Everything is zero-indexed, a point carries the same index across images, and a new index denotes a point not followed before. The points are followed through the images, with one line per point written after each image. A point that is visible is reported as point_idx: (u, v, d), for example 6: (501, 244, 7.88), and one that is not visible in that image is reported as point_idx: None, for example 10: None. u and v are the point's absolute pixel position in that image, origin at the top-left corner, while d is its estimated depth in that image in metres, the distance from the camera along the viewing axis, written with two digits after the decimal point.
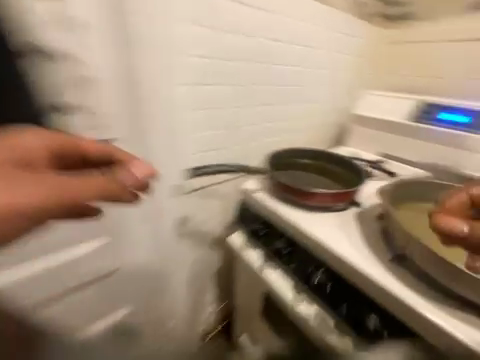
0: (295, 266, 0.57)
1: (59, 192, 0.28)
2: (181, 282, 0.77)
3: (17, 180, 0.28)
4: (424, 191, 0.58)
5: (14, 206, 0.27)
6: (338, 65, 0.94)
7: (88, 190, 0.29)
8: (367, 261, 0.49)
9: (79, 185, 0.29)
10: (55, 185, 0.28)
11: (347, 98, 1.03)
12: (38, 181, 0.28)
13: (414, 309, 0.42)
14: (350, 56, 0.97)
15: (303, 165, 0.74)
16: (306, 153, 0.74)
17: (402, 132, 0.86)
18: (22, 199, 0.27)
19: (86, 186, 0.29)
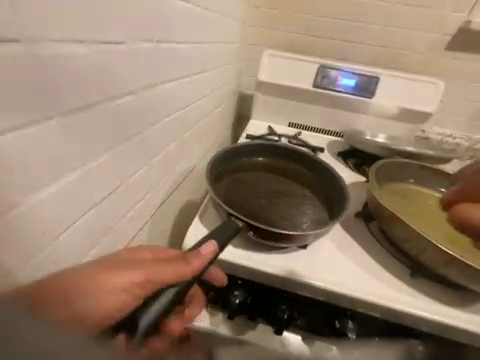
0: (301, 321, 0.41)
1: (121, 288, 0.26)
2: None
3: (116, 270, 0.27)
4: (399, 171, 0.53)
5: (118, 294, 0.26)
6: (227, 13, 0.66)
7: (129, 291, 0.26)
8: (378, 284, 0.40)
9: (145, 279, 0.27)
10: (140, 276, 0.27)
11: (240, 61, 0.82)
12: (114, 281, 0.26)
13: (448, 324, 0.36)
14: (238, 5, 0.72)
15: (255, 173, 0.53)
16: (264, 150, 0.55)
17: (310, 101, 0.77)
18: (121, 285, 0.26)
19: (150, 279, 0.27)
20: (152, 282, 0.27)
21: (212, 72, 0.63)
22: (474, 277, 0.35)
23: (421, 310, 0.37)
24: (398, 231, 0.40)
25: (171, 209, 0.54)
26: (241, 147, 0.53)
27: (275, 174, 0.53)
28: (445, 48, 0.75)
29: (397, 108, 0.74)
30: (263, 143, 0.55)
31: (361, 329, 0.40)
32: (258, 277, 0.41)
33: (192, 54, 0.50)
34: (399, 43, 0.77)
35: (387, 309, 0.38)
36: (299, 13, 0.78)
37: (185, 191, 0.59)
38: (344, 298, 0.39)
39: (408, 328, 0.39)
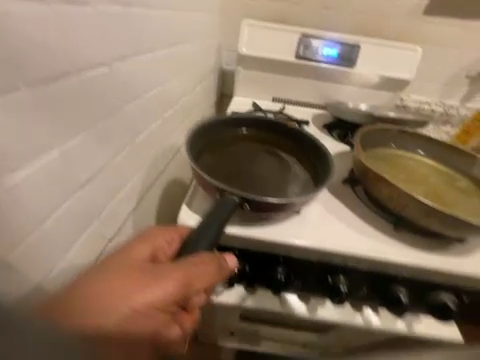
0: (298, 282, 0.43)
1: (156, 301, 0.27)
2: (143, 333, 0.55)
3: (142, 285, 0.27)
4: (382, 137, 0.55)
5: (153, 307, 0.26)
6: None
7: (166, 302, 0.27)
8: (368, 240, 0.43)
9: (181, 283, 0.28)
10: (174, 284, 0.28)
11: (219, 33, 0.78)
12: (148, 296, 0.26)
13: (432, 268, 0.41)
14: None
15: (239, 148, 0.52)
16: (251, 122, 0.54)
17: (293, 73, 0.76)
18: (156, 297, 0.27)
19: (185, 282, 0.28)
20: (186, 290, 0.29)
21: (191, 45, 0.60)
22: (451, 224, 0.39)
23: (406, 259, 0.41)
24: (384, 191, 0.42)
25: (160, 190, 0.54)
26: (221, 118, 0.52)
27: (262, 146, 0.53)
28: (422, 12, 0.76)
29: (378, 77, 0.75)
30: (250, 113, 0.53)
31: (355, 285, 0.43)
32: (254, 246, 0.42)
33: (167, 23, 0.47)
34: (378, 9, 0.76)
35: (376, 261, 0.41)
36: None
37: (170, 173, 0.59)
38: (337, 255, 0.42)
39: (399, 278, 0.42)
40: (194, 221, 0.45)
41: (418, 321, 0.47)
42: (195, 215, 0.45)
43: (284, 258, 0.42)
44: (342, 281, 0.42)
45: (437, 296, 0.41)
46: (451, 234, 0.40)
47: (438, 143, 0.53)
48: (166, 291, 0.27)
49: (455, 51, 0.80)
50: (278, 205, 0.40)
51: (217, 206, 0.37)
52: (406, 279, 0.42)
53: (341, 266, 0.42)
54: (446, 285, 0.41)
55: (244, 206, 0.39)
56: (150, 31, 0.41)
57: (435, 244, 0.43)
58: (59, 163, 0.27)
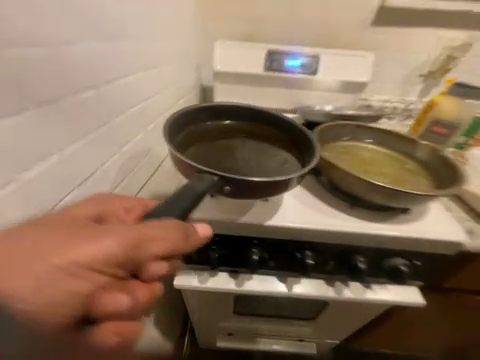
0: (273, 262, 0.50)
1: (103, 254, 0.25)
2: None
3: (91, 236, 0.26)
4: (338, 131, 0.62)
5: (100, 260, 0.25)
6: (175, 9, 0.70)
7: (112, 257, 0.26)
8: (331, 218, 0.49)
9: (133, 241, 0.27)
10: (128, 240, 0.27)
11: (194, 54, 0.87)
12: (95, 247, 0.25)
13: (389, 237, 0.46)
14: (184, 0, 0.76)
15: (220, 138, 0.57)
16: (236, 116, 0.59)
17: (263, 84, 0.85)
18: (105, 249, 0.26)
19: (138, 240, 0.27)
20: (139, 247, 0.27)
21: (170, 67, 0.68)
22: (397, 196, 0.46)
23: (364, 231, 0.47)
24: (339, 173, 0.49)
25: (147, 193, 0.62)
26: (204, 112, 0.56)
27: (248, 139, 0.58)
28: (370, 24, 0.87)
29: (339, 81, 0.84)
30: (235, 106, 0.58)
31: (323, 261, 0.50)
32: (227, 230, 0.47)
33: (146, 51, 0.55)
34: (334, 24, 0.87)
35: (338, 236, 0.47)
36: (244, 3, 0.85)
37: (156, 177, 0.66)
38: (305, 235, 0.47)
39: (360, 250, 0.48)
40: None
41: (384, 289, 0.52)
42: None
43: (260, 241, 0.48)
44: (308, 255, 0.48)
45: (390, 261, 0.48)
46: (399, 205, 0.47)
47: (381, 131, 0.61)
48: (116, 246, 0.26)
49: (405, 55, 0.91)
50: (255, 184, 0.42)
51: (192, 182, 0.38)
52: (367, 250, 0.48)
53: (306, 243, 0.48)
54: (403, 251, 0.48)
55: (224, 188, 0.42)
56: (130, 59, 0.48)
57: (389, 216, 0.50)
58: (58, 168, 0.33)
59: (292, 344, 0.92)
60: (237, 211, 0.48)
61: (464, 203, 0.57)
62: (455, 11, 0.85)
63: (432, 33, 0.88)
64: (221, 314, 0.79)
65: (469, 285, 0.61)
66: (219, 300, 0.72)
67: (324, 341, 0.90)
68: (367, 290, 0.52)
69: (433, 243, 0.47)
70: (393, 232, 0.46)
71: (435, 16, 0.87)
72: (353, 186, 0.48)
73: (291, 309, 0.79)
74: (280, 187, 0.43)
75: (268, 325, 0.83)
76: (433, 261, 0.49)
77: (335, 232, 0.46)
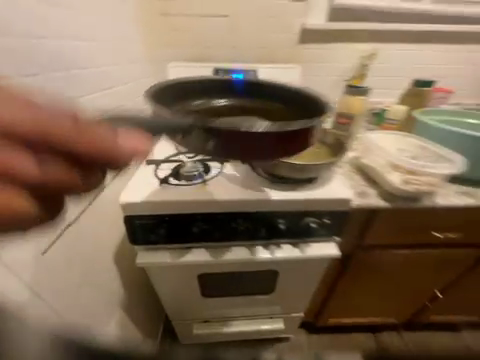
0: (218, 234, 0.62)
1: None
2: (112, 286, 0.75)
3: None
4: None
5: None
6: (127, 41, 0.84)
7: None
8: (260, 191, 0.61)
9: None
10: None
11: (149, 74, 1.02)
12: None
13: (304, 200, 0.60)
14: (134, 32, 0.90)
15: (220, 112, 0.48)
16: (225, 93, 0.53)
17: None
18: None
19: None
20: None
21: (124, 88, 0.81)
22: (306, 170, 0.61)
23: (286, 197, 0.60)
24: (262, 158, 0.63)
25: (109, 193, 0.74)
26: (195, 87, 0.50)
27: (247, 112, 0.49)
28: (297, 42, 1.04)
29: None
30: (222, 83, 0.52)
31: (256, 228, 0.62)
32: (172, 210, 0.59)
33: (101, 77, 0.67)
34: (266, 43, 1.04)
35: (267, 204, 0.60)
36: (190, 31, 1.01)
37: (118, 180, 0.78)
38: (239, 206, 0.59)
39: (283, 214, 0.61)
40: (130, 198, 0.58)
41: (308, 246, 0.67)
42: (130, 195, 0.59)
43: (204, 215, 0.60)
44: (240, 223, 0.60)
45: (304, 220, 0.62)
46: (309, 176, 0.63)
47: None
48: None
49: (330, 65, 1.08)
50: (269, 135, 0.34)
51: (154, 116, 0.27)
52: (289, 214, 0.61)
53: (238, 214, 0.60)
54: (315, 212, 0.62)
55: (207, 144, 0.33)
56: (86, 85, 0.61)
57: (305, 186, 0.64)
58: None
59: (263, 323, 1.01)
60: (177, 193, 0.60)
61: (364, 174, 0.74)
62: (367, 30, 1.02)
63: (348, 46, 1.05)
64: (190, 298, 0.87)
65: (385, 241, 0.76)
66: (187, 284, 0.80)
67: (289, 314, 1.01)
68: (295, 248, 0.66)
69: (332, 202, 0.61)
70: (301, 195, 0.61)
71: (351, 33, 1.03)
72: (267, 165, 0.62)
73: (252, 288, 0.88)
74: (299, 137, 0.36)
75: (235, 305, 0.92)
76: (339, 218, 0.64)
77: (256, 202, 0.59)
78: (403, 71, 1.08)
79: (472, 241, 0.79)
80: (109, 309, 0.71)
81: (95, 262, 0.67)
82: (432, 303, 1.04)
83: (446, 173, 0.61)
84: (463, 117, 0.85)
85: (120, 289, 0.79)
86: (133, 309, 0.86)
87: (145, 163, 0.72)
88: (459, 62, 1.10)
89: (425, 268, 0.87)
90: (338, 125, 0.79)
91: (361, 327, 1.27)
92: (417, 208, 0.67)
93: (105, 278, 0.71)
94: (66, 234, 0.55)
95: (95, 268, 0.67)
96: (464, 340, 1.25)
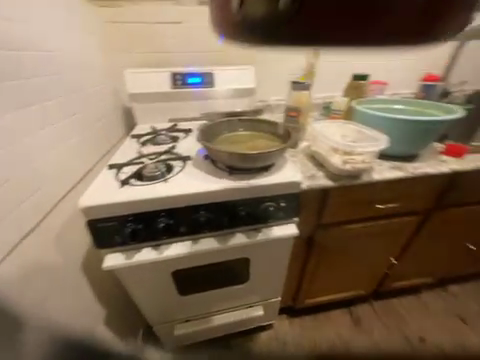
0: (183, 227, 0.65)
1: None
2: (82, 295, 0.74)
3: None
4: (220, 126, 0.82)
5: None
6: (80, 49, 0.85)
7: None
8: (219, 182, 0.66)
9: None
10: None
11: (108, 81, 1.03)
12: None
13: (260, 186, 0.66)
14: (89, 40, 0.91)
15: None
16: None
17: (173, 100, 1.05)
18: None
19: None
20: None
21: (79, 96, 0.82)
22: (259, 159, 0.66)
23: (243, 185, 0.65)
24: (218, 151, 0.67)
25: (70, 202, 0.73)
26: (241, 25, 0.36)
27: None
28: None
29: (231, 90, 1.08)
30: None
31: (219, 217, 0.67)
32: (136, 209, 0.61)
33: (51, 86, 0.68)
34: (221, 47, 1.11)
35: (226, 194, 0.65)
36: (144, 38, 1.04)
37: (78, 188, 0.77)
38: (200, 198, 0.64)
39: (242, 201, 0.67)
40: (91, 201, 0.60)
41: (271, 229, 0.73)
42: (90, 198, 0.60)
43: (168, 210, 0.63)
44: (203, 214, 0.65)
45: (262, 205, 0.68)
46: (263, 164, 0.69)
47: (248, 119, 0.84)
48: None
49: (282, 65, 1.19)
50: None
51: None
52: (248, 201, 0.67)
53: (201, 205, 0.65)
54: (272, 196, 0.69)
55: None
56: (36, 95, 0.62)
57: (261, 175, 0.70)
58: None
59: (243, 312, 1.06)
60: (138, 192, 0.62)
61: (313, 160, 0.84)
62: None
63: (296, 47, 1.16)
64: (168, 298, 0.88)
65: (339, 217, 0.86)
66: (162, 284, 0.81)
67: (268, 300, 1.07)
68: (259, 233, 0.72)
69: (285, 185, 0.68)
70: (256, 182, 0.66)
71: None
72: (222, 158, 0.67)
73: (228, 279, 0.92)
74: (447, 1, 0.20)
75: (213, 299, 0.95)
76: (294, 200, 0.71)
77: (216, 192, 0.64)
78: (343, 67, 1.24)
79: (411, 209, 0.92)
80: (79, 317, 0.71)
81: (62, 271, 0.66)
82: (391, 270, 1.17)
83: (376, 151, 0.72)
84: (393, 104, 0.99)
85: (92, 298, 0.78)
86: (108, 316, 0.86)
87: (106, 168, 0.73)
88: (391, 57, 1.26)
89: (378, 239, 0.98)
90: (288, 118, 0.88)
91: (337, 304, 1.37)
92: (359, 184, 0.78)
93: (74, 286, 0.71)
94: (28, 242, 0.57)
95: (62, 277, 0.66)
96: (426, 301, 1.39)
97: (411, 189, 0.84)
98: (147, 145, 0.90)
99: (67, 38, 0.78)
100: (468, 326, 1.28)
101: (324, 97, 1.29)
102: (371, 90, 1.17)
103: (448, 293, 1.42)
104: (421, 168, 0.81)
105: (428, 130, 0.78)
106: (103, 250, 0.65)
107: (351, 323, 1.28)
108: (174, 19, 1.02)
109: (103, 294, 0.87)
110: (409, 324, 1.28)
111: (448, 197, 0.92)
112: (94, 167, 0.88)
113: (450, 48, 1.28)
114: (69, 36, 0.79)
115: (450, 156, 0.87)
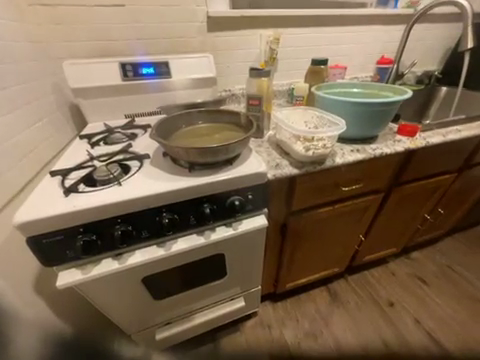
0: (145, 232, 0.61)
1: None
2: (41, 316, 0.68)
3: None
4: (176, 121, 0.77)
5: None
6: (5, 39, 0.73)
7: None
8: (180, 180, 0.62)
9: None
10: None
11: (48, 74, 0.91)
12: None
13: (223, 179, 0.63)
14: (16, 27, 0.78)
15: None
16: None
17: (127, 93, 0.96)
18: None
19: None
20: None
21: (11, 94, 0.71)
22: (223, 151, 0.63)
23: (206, 181, 0.62)
24: (176, 147, 0.62)
25: (10, 216, 0.64)
26: None
27: None
28: (207, 30, 1.06)
29: (190, 80, 1.02)
30: None
31: (185, 217, 0.64)
32: (86, 219, 0.55)
33: None
34: (176, 33, 1.03)
35: (189, 191, 0.61)
36: (86, 24, 0.92)
37: (18, 200, 0.67)
38: (160, 198, 0.59)
39: (207, 197, 0.64)
40: (30, 215, 0.52)
41: (241, 222, 0.72)
42: (30, 211, 0.53)
43: (125, 216, 0.58)
44: (165, 216, 0.61)
45: (229, 200, 0.66)
46: (227, 157, 0.65)
47: (208, 112, 0.80)
48: None
49: (243, 51, 1.15)
50: None
51: None
52: (213, 196, 0.65)
53: (162, 206, 0.61)
54: (238, 189, 0.67)
55: None
56: None
57: (225, 168, 0.67)
58: None
59: (225, 306, 1.05)
60: (87, 200, 0.55)
61: (278, 149, 0.83)
62: (268, 16, 1.09)
63: (255, 32, 1.12)
64: (142, 306, 0.83)
65: (308, 203, 0.87)
66: (132, 293, 0.76)
67: (249, 291, 1.07)
68: (229, 228, 0.70)
69: (250, 177, 0.66)
70: (219, 177, 0.63)
71: (256, 19, 1.09)
72: (181, 155, 0.63)
73: (205, 277, 0.90)
74: None
75: (192, 299, 0.92)
76: (261, 191, 0.70)
77: (176, 192, 0.60)
78: (304, 53, 1.24)
79: (373, 188, 0.96)
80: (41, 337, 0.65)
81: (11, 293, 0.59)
82: (360, 246, 1.24)
83: (336, 135, 0.73)
84: (351, 88, 1.01)
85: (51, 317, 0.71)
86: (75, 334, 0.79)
87: (49, 175, 0.65)
88: (349, 41, 1.28)
89: (346, 219, 1.02)
90: (250, 106, 0.85)
91: (315, 283, 1.44)
92: (324, 169, 0.79)
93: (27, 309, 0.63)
94: None
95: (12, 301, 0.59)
96: (393, 269, 1.52)
97: (371, 169, 0.88)
98: (100, 145, 0.81)
99: None
100: (427, 286, 1.43)
101: (288, 84, 1.29)
102: (332, 75, 1.19)
103: (410, 260, 1.58)
104: (379, 148, 0.85)
105: (382, 112, 0.80)
106: (55, 268, 0.58)
107: (329, 299, 1.36)
108: (118, 1, 0.91)
109: (66, 312, 0.80)
110: (379, 292, 1.40)
111: (404, 173, 0.98)
112: (39, 174, 0.77)
113: (401, 31, 1.34)
114: None
115: (404, 135, 0.92)
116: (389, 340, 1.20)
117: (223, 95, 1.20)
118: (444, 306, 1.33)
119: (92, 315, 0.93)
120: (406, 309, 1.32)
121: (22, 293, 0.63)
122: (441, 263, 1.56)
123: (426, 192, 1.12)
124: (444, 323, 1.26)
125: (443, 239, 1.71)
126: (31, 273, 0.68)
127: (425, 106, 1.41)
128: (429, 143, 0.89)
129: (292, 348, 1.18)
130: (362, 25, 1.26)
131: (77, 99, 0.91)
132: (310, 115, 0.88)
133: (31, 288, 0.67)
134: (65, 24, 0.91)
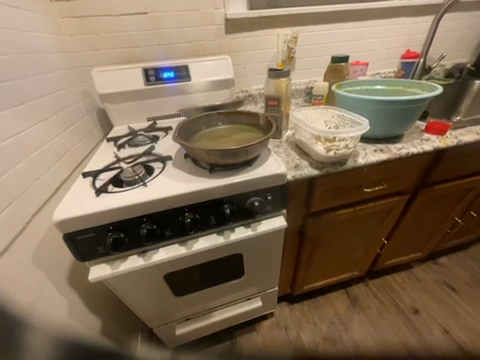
0: (168, 232, 0.64)
1: None
2: (72, 306, 0.73)
3: None
4: (196, 123, 0.79)
5: None
6: (42, 52, 0.80)
7: None
8: (201, 182, 0.64)
9: None
10: None
11: (79, 82, 0.98)
12: None
13: (243, 181, 0.64)
14: (51, 41, 0.85)
15: None
16: None
17: (149, 97, 1.01)
18: None
19: None
20: None
21: (48, 102, 0.77)
22: (242, 153, 0.63)
23: (225, 182, 0.63)
24: (197, 149, 0.63)
25: (46, 214, 0.69)
26: None
27: None
28: (224, 33, 1.07)
29: (209, 83, 1.04)
30: None
31: (205, 217, 0.65)
32: (116, 218, 0.58)
33: (14, 95, 0.64)
34: (195, 37, 1.06)
35: (209, 192, 0.63)
36: (112, 33, 0.98)
37: (54, 199, 0.73)
38: (182, 199, 0.61)
39: (227, 198, 0.65)
40: (66, 213, 0.56)
41: (259, 223, 0.72)
42: (67, 210, 0.57)
43: (150, 215, 0.61)
44: (187, 215, 0.63)
45: (248, 201, 0.67)
46: (246, 158, 0.66)
47: (227, 114, 0.82)
48: None
49: (260, 52, 1.15)
50: None
51: None
52: (232, 197, 0.66)
53: (184, 207, 0.63)
54: (257, 190, 0.67)
55: None
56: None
57: (244, 170, 0.68)
58: None
59: (242, 306, 1.06)
60: (116, 200, 0.59)
61: (298, 149, 0.83)
62: (286, 15, 1.08)
63: (273, 32, 1.11)
64: (164, 302, 0.87)
65: (327, 204, 0.85)
66: (155, 289, 0.79)
67: (266, 291, 1.07)
68: (248, 228, 0.71)
69: (270, 178, 0.66)
70: (240, 178, 0.64)
71: (274, 19, 1.08)
72: (202, 157, 0.65)
73: (223, 276, 0.92)
74: None
75: (211, 297, 0.95)
76: (280, 192, 0.70)
77: (198, 193, 0.62)
78: (323, 50, 1.21)
79: (397, 189, 0.92)
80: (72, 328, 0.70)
81: (47, 286, 0.65)
82: (383, 250, 1.19)
83: (358, 135, 0.71)
84: (374, 85, 0.97)
85: (80, 309, 0.77)
86: (100, 325, 0.84)
87: (81, 176, 0.69)
88: (371, 36, 1.23)
89: (368, 221, 0.99)
90: (269, 107, 0.85)
91: (333, 286, 1.40)
92: (345, 170, 0.77)
93: (60, 301, 0.68)
94: (10, 259, 0.55)
95: (48, 293, 0.65)
96: (418, 275, 1.44)
97: (396, 170, 0.84)
98: (125, 148, 0.86)
99: (26, 41, 0.73)
100: (457, 294, 1.33)
101: (306, 82, 1.27)
102: (352, 71, 1.15)
103: (437, 265, 1.49)
104: (405, 148, 0.81)
105: (409, 110, 0.77)
106: (88, 263, 0.62)
107: (348, 303, 1.32)
108: (140, 9, 0.96)
109: (95, 303, 0.85)
110: (403, 298, 1.33)
111: (433, 174, 0.92)
112: (71, 175, 0.84)
113: (428, 22, 1.26)
114: (27, 38, 0.73)
115: (432, 133, 0.87)
116: (414, 349, 1.14)
117: (240, 96, 1.21)
118: (475, 315, 1.24)
119: (117, 307, 0.98)
120: (432, 317, 1.24)
121: (56, 285, 0.68)
122: (472, 269, 1.45)
123: (456, 193, 1.05)
124: (476, 334, 1.18)
125: (475, 243, 1.59)
126: (65, 267, 0.74)
127: (455, 102, 1.32)
128: (460, 142, 0.83)
129: (310, 351, 1.16)
130: (385, 18, 1.20)
131: (105, 103, 0.97)
132: (329, 115, 0.86)
133: (65, 280, 0.73)
134: (94, 35, 0.97)
